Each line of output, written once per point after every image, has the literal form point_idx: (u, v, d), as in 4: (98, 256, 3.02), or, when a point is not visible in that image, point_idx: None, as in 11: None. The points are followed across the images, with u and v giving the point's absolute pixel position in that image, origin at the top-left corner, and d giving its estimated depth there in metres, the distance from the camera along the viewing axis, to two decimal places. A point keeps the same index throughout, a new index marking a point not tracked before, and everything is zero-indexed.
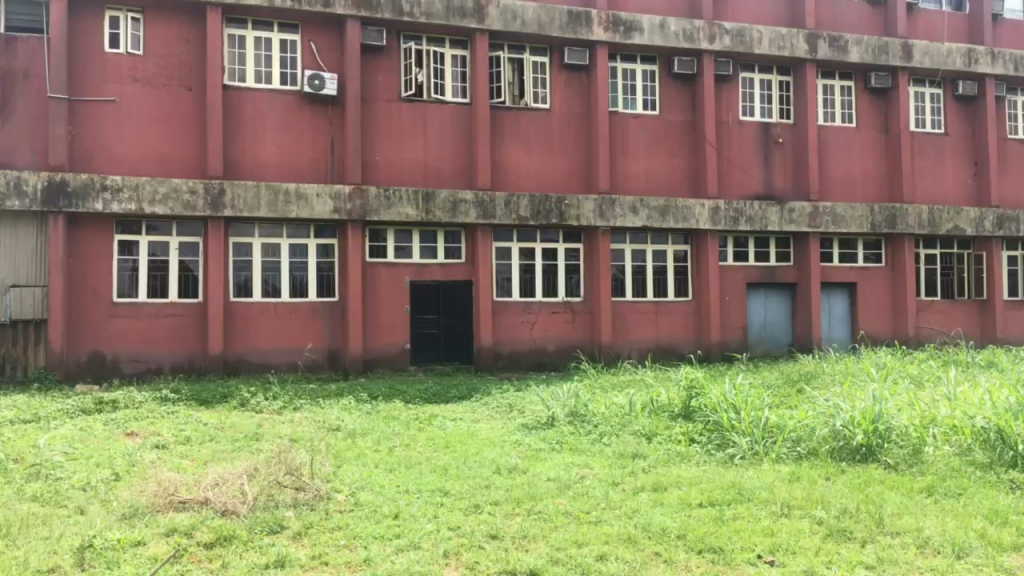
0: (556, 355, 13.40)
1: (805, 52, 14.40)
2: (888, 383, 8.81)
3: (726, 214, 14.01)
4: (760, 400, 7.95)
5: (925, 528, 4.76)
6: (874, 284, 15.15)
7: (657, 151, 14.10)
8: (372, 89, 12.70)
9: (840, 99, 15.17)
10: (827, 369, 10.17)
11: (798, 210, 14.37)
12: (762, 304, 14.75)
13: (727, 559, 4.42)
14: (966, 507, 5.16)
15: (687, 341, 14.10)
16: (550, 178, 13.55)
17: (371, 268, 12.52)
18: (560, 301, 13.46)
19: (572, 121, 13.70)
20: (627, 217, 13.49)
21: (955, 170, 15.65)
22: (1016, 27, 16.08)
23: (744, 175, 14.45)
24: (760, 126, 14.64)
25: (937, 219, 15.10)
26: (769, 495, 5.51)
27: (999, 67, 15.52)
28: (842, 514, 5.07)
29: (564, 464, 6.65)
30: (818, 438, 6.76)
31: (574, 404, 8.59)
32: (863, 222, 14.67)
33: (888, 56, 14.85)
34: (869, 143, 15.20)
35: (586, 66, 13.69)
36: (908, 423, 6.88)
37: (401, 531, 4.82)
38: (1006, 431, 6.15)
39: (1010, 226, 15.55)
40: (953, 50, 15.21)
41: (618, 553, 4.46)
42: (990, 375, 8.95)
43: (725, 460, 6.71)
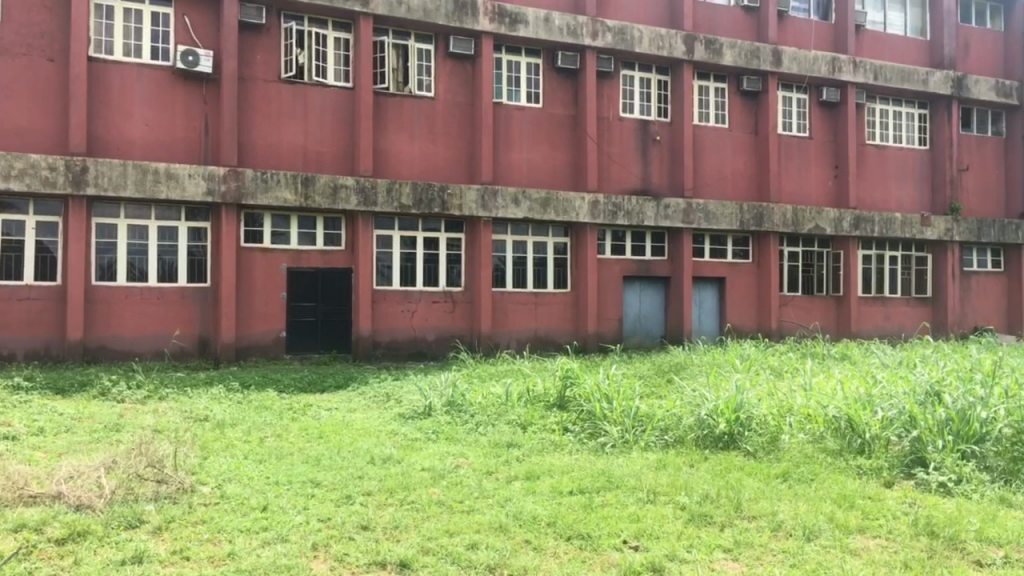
0: (436, 344, 13.38)
1: (683, 53, 14.85)
2: (751, 373, 9.24)
3: (605, 208, 14.30)
4: (631, 390, 8.18)
5: (779, 512, 5.03)
6: (741, 280, 15.85)
7: (540, 143, 14.26)
8: (249, 68, 12.31)
9: (715, 100, 15.70)
10: (695, 360, 10.55)
11: (672, 205, 14.82)
12: (637, 297, 15.17)
13: (594, 545, 4.53)
14: (817, 491, 5.48)
15: (564, 331, 14.35)
16: (433, 167, 13.49)
17: (245, 254, 12.16)
18: (440, 291, 13.44)
19: (456, 110, 13.67)
20: (509, 209, 13.59)
21: (818, 172, 16.50)
22: (876, 38, 17.05)
23: (623, 170, 14.80)
24: (639, 123, 15.00)
25: (801, 218, 15.88)
26: (636, 482, 5.68)
27: (860, 76, 16.40)
28: (703, 499, 5.29)
29: (439, 453, 6.66)
30: (684, 427, 7.04)
31: (451, 393, 8.59)
32: (734, 219, 15.29)
33: (759, 61, 15.48)
34: (740, 144, 15.82)
35: (471, 56, 13.68)
36: (767, 412, 7.21)
37: (268, 524, 4.72)
38: (856, 420, 6.52)
39: (866, 227, 16.52)
40: (819, 58, 16.01)
41: (488, 542, 4.51)
42: (845, 367, 9.48)
43: (596, 449, 6.88)
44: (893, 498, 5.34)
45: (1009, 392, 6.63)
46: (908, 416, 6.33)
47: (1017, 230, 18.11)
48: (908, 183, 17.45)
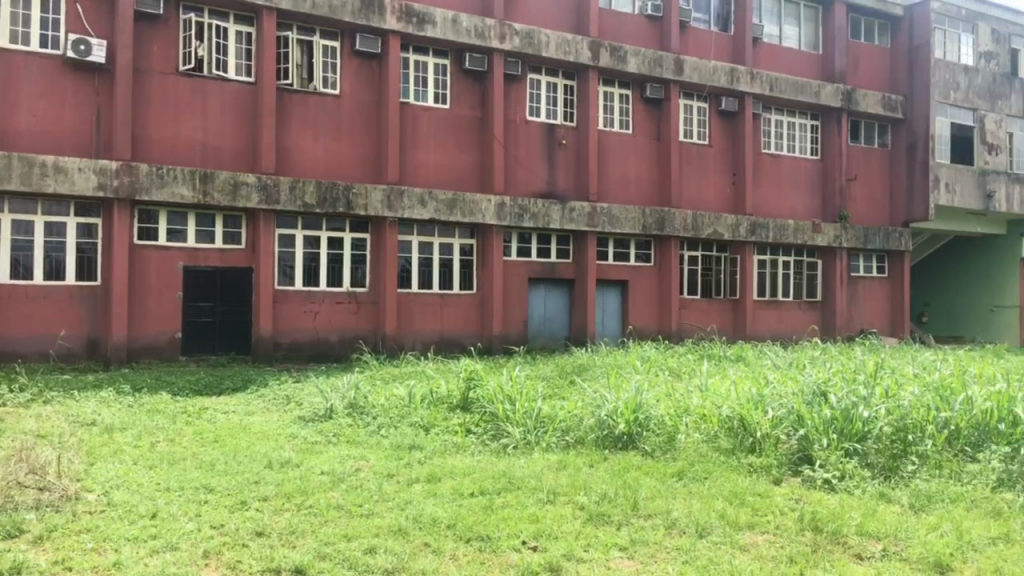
0: (339, 345, 13.20)
1: (588, 59, 15.08)
2: (650, 375, 9.45)
3: (511, 210, 14.39)
4: (534, 391, 8.25)
5: (673, 510, 5.16)
6: (643, 283, 16.18)
7: (447, 145, 14.23)
8: (145, 59, 11.88)
9: (619, 106, 15.95)
10: (597, 362, 10.71)
11: (577, 209, 15.03)
12: (542, 299, 15.31)
13: (493, 546, 4.55)
14: (709, 489, 5.64)
15: (469, 333, 14.36)
16: (338, 166, 13.30)
17: (139, 251, 11.74)
18: (344, 291, 13.26)
19: (361, 108, 13.52)
20: (415, 209, 13.54)
21: (717, 179, 17.01)
22: (772, 50, 17.67)
23: (529, 173, 14.92)
24: (545, 127, 15.14)
25: (700, 223, 16.33)
26: (536, 483, 5.74)
27: (757, 87, 16.98)
28: (601, 499, 5.38)
29: (340, 457, 6.58)
30: (585, 427, 7.15)
31: (353, 396, 8.49)
32: (636, 224, 15.60)
33: (662, 69, 15.86)
34: (643, 150, 16.15)
35: (378, 55, 13.55)
36: (665, 412, 7.39)
37: (158, 531, 4.57)
38: (748, 419, 6.74)
39: (761, 233, 17.12)
40: (718, 68, 16.50)
41: (386, 546, 4.48)
42: (739, 369, 9.80)
43: (498, 450, 6.92)
44: (781, 495, 5.55)
45: (889, 392, 6.96)
46: (796, 416, 6.57)
47: (900, 237, 19.08)
48: (801, 191, 18.16)
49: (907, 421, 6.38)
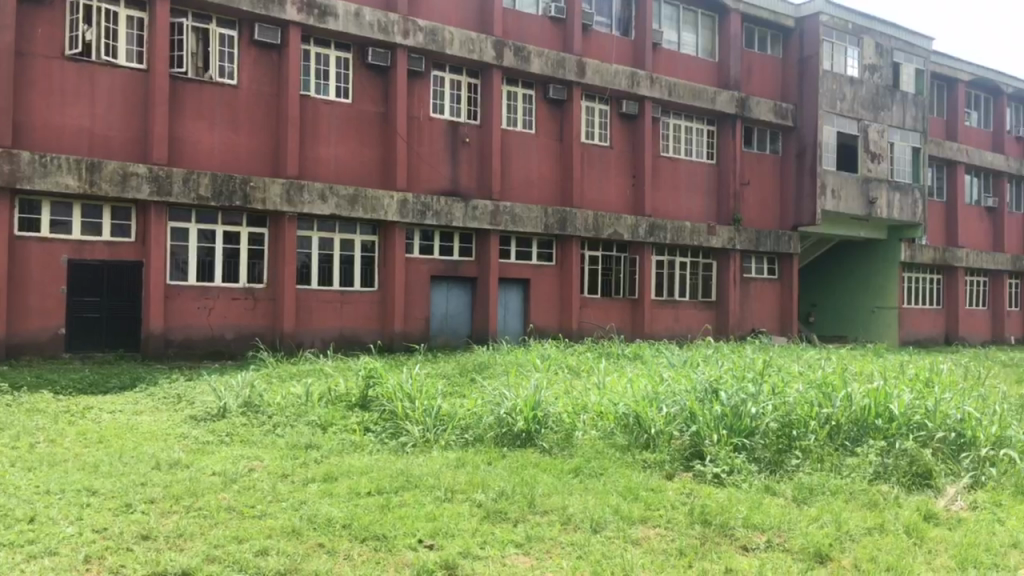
0: (235, 343, 12.85)
1: (492, 57, 15.13)
2: (550, 373, 9.55)
3: (413, 207, 14.30)
4: (433, 389, 8.22)
5: (569, 506, 5.23)
6: (544, 281, 16.34)
7: (348, 140, 14.03)
8: (28, 42, 11.32)
9: (522, 106, 16.05)
10: (498, 360, 10.76)
11: (480, 207, 15.06)
12: (444, 296, 15.28)
13: (389, 546, 4.52)
14: (605, 485, 5.74)
15: (369, 330, 14.20)
16: (235, 158, 12.95)
17: (19, 243, 11.20)
18: (240, 287, 12.92)
19: (260, 100, 13.20)
20: (315, 204, 13.31)
21: (617, 180, 17.32)
22: (671, 55, 18.11)
23: (432, 170, 14.86)
24: (449, 125, 15.09)
25: (601, 223, 16.60)
26: (434, 481, 5.73)
27: (656, 91, 17.38)
28: (499, 496, 5.41)
29: (233, 457, 6.41)
30: (485, 425, 7.18)
31: (248, 394, 8.28)
32: (538, 223, 15.75)
33: (564, 71, 16.04)
34: (545, 150, 16.30)
35: (277, 46, 13.26)
36: (563, 410, 7.50)
37: (35, 536, 4.37)
38: (643, 415, 6.89)
39: (659, 234, 17.53)
40: (619, 71, 16.80)
41: (279, 547, 4.39)
42: (636, 367, 10.00)
43: (396, 448, 6.87)
44: (673, 489, 5.71)
45: (776, 389, 7.23)
46: (688, 412, 6.76)
47: (789, 240, 19.85)
48: (698, 194, 18.68)
49: (792, 417, 6.64)
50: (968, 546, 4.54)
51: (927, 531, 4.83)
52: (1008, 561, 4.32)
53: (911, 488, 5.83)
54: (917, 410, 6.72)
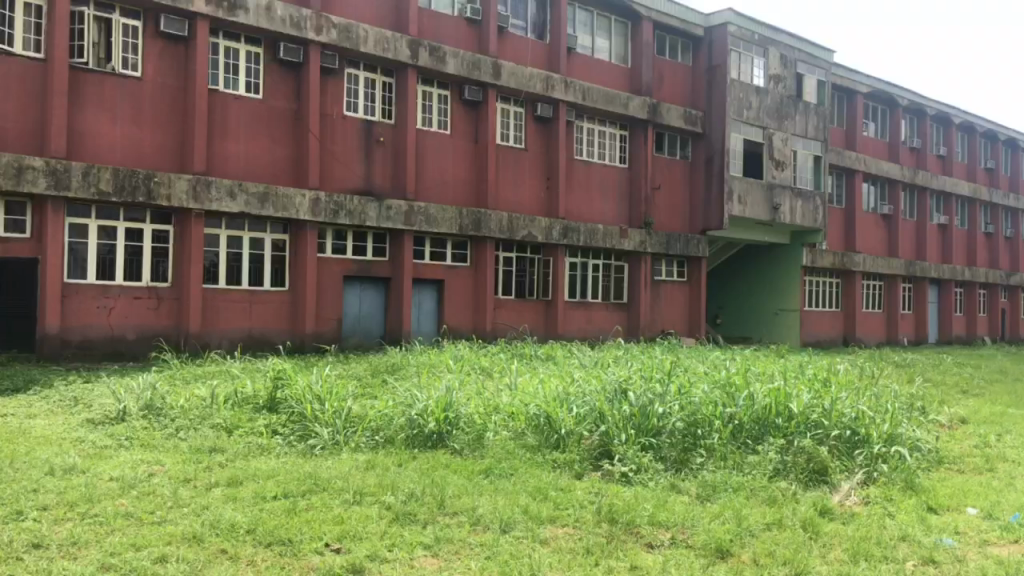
0: (137, 344, 12.42)
1: (407, 57, 15.04)
2: (462, 374, 9.56)
3: (326, 206, 14.12)
4: (344, 391, 8.13)
5: (479, 507, 5.24)
6: (459, 282, 16.32)
7: (258, 136, 13.73)
8: None
9: (437, 106, 15.99)
10: (411, 361, 10.70)
11: (394, 207, 14.95)
12: (357, 297, 15.11)
13: (294, 550, 4.44)
14: (515, 486, 5.77)
15: (279, 331, 13.93)
16: (139, 152, 12.52)
17: None
18: (143, 286, 12.50)
19: (166, 93, 12.79)
20: (223, 202, 13.00)
21: (531, 182, 17.44)
22: (585, 60, 18.34)
23: (345, 169, 14.67)
24: (363, 124, 14.92)
25: (515, 225, 16.70)
26: (342, 483, 5.66)
27: (571, 94, 17.58)
28: (409, 498, 5.38)
29: (132, 461, 6.19)
30: (395, 426, 7.13)
31: (150, 397, 8.01)
32: (453, 224, 15.73)
33: (480, 72, 16.07)
34: (460, 151, 16.27)
35: (184, 38, 12.88)
36: (474, 411, 7.50)
37: None
38: (553, 416, 6.96)
39: (573, 236, 17.73)
40: (534, 74, 16.93)
41: (179, 554, 4.27)
42: (548, 368, 10.09)
43: (304, 451, 6.76)
44: (582, 488, 5.78)
45: (682, 389, 7.39)
46: (598, 412, 6.86)
47: (698, 244, 20.35)
48: (610, 197, 18.96)
49: (697, 416, 6.80)
50: (860, 539, 4.73)
51: (822, 526, 5.01)
52: (897, 552, 4.52)
53: (808, 484, 6.04)
54: (815, 409, 6.95)
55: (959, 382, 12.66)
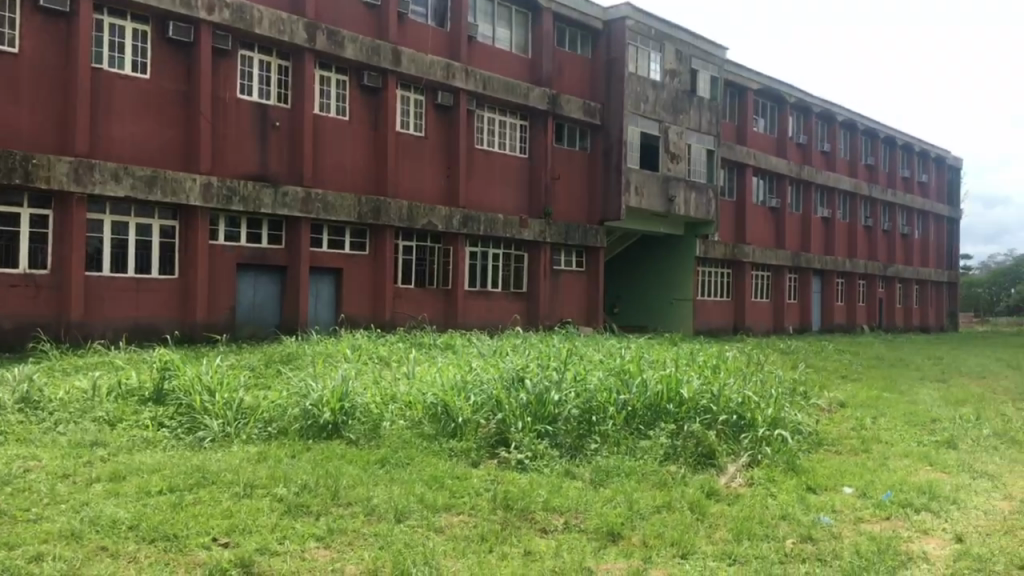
0: (13, 334, 11.79)
1: (304, 40, 14.73)
2: (359, 363, 9.46)
3: (218, 191, 13.72)
4: (236, 381, 7.92)
5: (373, 497, 5.19)
6: (357, 271, 16.10)
7: (146, 118, 13.20)
8: None
9: (335, 92, 15.70)
10: (307, 350, 10.51)
11: (290, 194, 14.64)
12: (252, 285, 14.72)
13: (180, 545, 4.31)
14: (410, 475, 5.75)
15: (168, 320, 13.44)
16: (17, 133, 11.86)
17: None
18: (20, 274, 11.86)
19: (45, 71, 12.13)
20: (107, 185, 12.48)
21: (431, 170, 17.34)
22: (486, 49, 18.33)
23: (239, 154, 14.26)
24: (257, 107, 14.52)
25: (415, 213, 16.61)
26: (233, 476, 5.52)
27: (471, 83, 17.57)
28: (301, 490, 5.29)
29: (5, 457, 5.87)
30: (288, 417, 7.00)
31: (26, 389, 7.60)
32: (351, 212, 15.52)
33: (379, 58, 15.87)
34: (359, 137, 16.03)
35: (65, 14, 12.26)
36: (371, 400, 7.42)
37: None
38: (450, 404, 6.98)
39: (473, 225, 17.75)
40: (434, 62, 16.84)
41: (56, 552, 4.08)
42: (447, 356, 10.08)
43: (193, 444, 6.56)
44: (478, 476, 5.81)
45: (578, 376, 7.49)
46: (495, 400, 6.90)
47: (596, 234, 20.69)
48: (510, 187, 19.04)
49: (592, 403, 6.92)
50: (744, 520, 4.90)
51: (709, 507, 5.18)
52: (778, 531, 4.70)
53: (697, 467, 6.23)
54: (704, 394, 7.17)
55: (839, 368, 13.29)
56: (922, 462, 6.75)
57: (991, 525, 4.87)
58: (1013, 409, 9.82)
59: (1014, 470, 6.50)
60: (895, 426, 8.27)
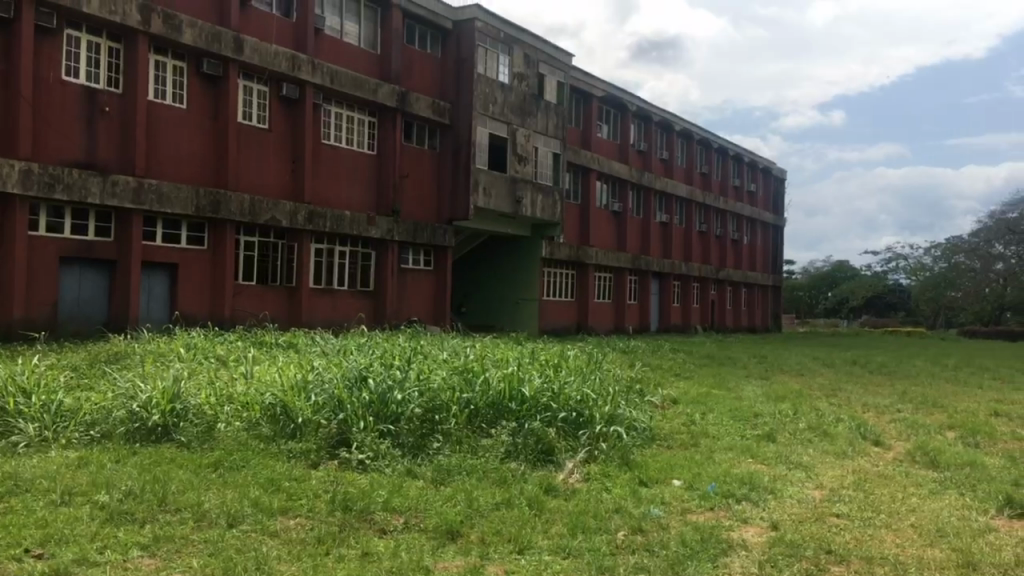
0: None
1: (138, 23, 13.97)
2: (194, 362, 9.06)
3: (39, 179, 12.82)
4: (54, 383, 7.40)
5: (204, 502, 4.97)
6: (193, 267, 15.40)
7: None
8: None
9: (171, 78, 14.96)
10: (135, 349, 9.96)
11: (121, 183, 13.86)
12: (76, 280, 13.80)
13: None
14: (247, 478, 5.56)
15: None
16: None
17: None
18: None
19: None
20: None
21: (275, 164, 16.82)
22: (333, 42, 17.99)
23: (63, 140, 13.35)
24: (86, 90, 13.63)
25: (257, 208, 16.09)
26: (49, 484, 5.16)
27: (317, 77, 17.19)
28: (125, 496, 5.00)
29: None
30: (114, 420, 6.62)
31: None
32: (187, 204, 14.86)
33: (220, 45, 15.26)
34: (197, 127, 15.34)
35: None
36: (206, 401, 7.13)
37: None
38: (290, 404, 6.81)
39: (318, 222, 17.39)
40: (279, 53, 16.36)
41: None
42: (288, 355, 9.82)
43: (5, 449, 6.08)
44: (317, 478, 5.69)
45: (421, 374, 7.48)
46: (336, 400, 6.76)
47: (444, 233, 20.73)
48: (357, 183, 18.74)
49: (435, 401, 6.93)
50: (579, 514, 5.03)
51: (546, 503, 5.29)
52: (610, 524, 4.86)
53: (536, 464, 6.35)
54: (545, 392, 7.33)
55: (673, 366, 13.89)
56: (745, 454, 7.15)
57: (803, 513, 5.21)
58: (827, 404, 10.57)
59: (825, 462, 7.00)
60: (721, 421, 8.72)
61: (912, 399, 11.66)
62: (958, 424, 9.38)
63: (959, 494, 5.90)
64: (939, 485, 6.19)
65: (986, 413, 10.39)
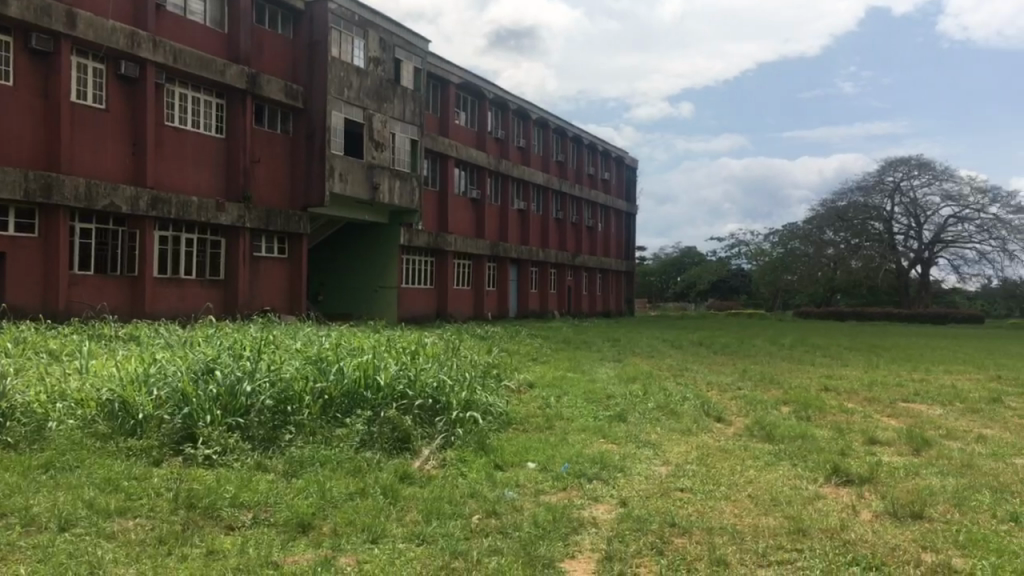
0: None
1: None
2: (24, 357, 8.47)
3: None
4: None
5: (33, 506, 4.64)
6: (23, 256, 14.36)
7: None
8: None
9: None
10: None
11: None
12: None
13: None
14: (80, 478, 5.23)
15: None
16: None
17: None
18: None
19: None
20: None
21: (113, 146, 15.87)
22: (176, 20, 17.14)
23: None
24: None
25: (94, 193, 15.15)
26: None
27: (159, 55, 16.31)
28: None
29: None
30: None
31: None
32: (15, 189, 13.84)
33: (51, 20, 14.25)
34: (25, 106, 14.27)
35: None
36: (34, 399, 6.67)
37: None
38: (130, 400, 6.46)
39: (162, 208, 16.57)
40: (117, 29, 15.44)
41: None
42: (130, 347, 9.34)
43: None
44: (159, 476, 5.41)
45: (272, 365, 7.25)
46: (180, 394, 6.45)
47: (297, 220, 20.20)
48: (204, 168, 17.95)
49: (287, 393, 6.74)
50: (433, 500, 5.03)
51: (401, 491, 5.24)
52: (464, 508, 4.88)
53: (391, 452, 6.28)
54: (400, 378, 7.26)
55: (529, 351, 14.12)
56: (596, 435, 7.35)
57: (649, 488, 5.41)
58: (674, 384, 11.01)
59: (673, 439, 7.28)
60: (574, 403, 8.93)
61: (752, 376, 12.32)
62: (793, 399, 9.97)
63: (791, 464, 6.27)
64: (774, 457, 6.56)
65: (817, 388, 11.09)
